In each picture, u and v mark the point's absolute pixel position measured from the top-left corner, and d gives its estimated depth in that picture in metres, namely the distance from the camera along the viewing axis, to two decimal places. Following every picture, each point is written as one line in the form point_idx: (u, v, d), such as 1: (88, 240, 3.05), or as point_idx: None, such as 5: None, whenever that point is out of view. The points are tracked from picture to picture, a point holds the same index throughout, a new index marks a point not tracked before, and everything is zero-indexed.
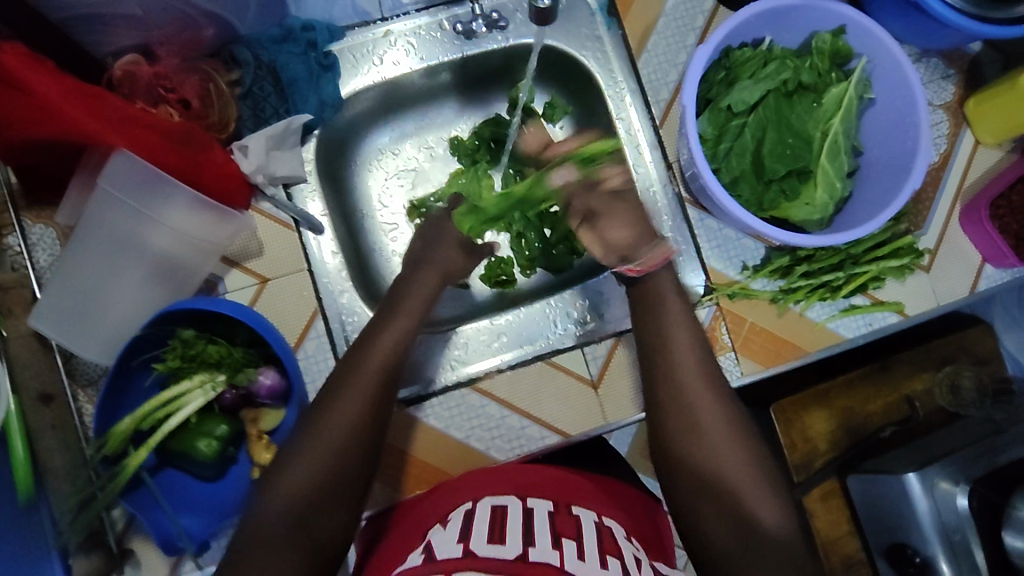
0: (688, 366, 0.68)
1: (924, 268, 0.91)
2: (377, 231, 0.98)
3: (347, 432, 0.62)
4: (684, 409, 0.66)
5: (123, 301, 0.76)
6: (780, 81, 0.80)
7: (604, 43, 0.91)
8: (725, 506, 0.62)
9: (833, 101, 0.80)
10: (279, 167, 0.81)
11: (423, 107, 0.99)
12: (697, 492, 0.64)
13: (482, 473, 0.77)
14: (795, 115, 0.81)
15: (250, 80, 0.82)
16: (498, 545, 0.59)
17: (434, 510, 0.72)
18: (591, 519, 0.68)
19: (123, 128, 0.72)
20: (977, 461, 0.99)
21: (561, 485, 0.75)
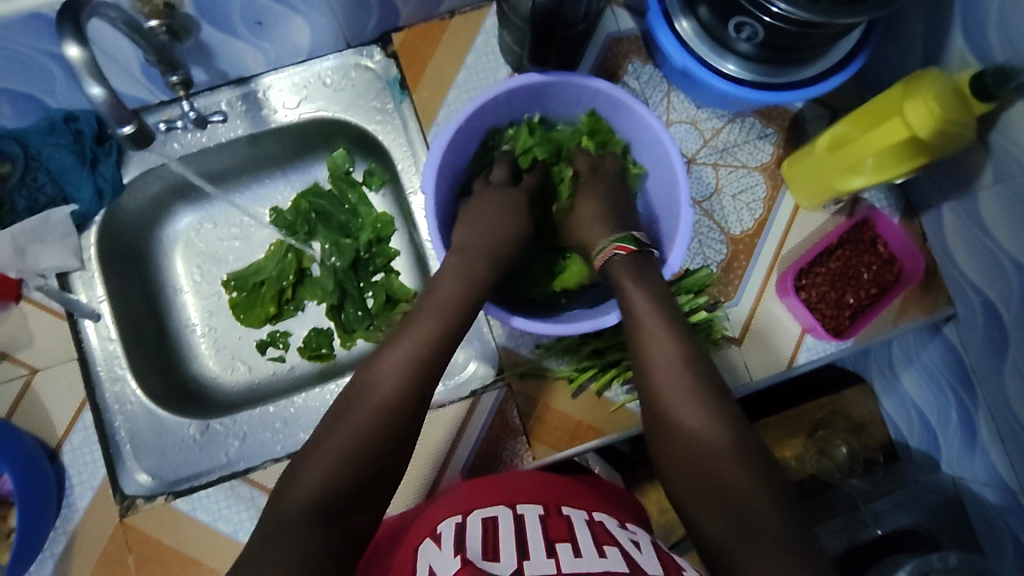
0: (675, 355, 0.62)
1: (734, 342, 0.86)
2: (189, 309, 0.97)
3: (376, 415, 0.57)
4: (674, 409, 0.59)
5: None
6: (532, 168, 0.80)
7: (395, 114, 0.91)
8: (730, 510, 0.53)
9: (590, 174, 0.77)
10: (43, 258, 0.82)
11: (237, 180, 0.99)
12: (702, 500, 0.54)
13: (484, 487, 0.74)
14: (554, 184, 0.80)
15: (21, 171, 0.83)
16: (491, 561, 0.57)
17: (423, 529, 0.67)
18: (581, 519, 0.67)
19: None
20: (839, 536, 0.99)
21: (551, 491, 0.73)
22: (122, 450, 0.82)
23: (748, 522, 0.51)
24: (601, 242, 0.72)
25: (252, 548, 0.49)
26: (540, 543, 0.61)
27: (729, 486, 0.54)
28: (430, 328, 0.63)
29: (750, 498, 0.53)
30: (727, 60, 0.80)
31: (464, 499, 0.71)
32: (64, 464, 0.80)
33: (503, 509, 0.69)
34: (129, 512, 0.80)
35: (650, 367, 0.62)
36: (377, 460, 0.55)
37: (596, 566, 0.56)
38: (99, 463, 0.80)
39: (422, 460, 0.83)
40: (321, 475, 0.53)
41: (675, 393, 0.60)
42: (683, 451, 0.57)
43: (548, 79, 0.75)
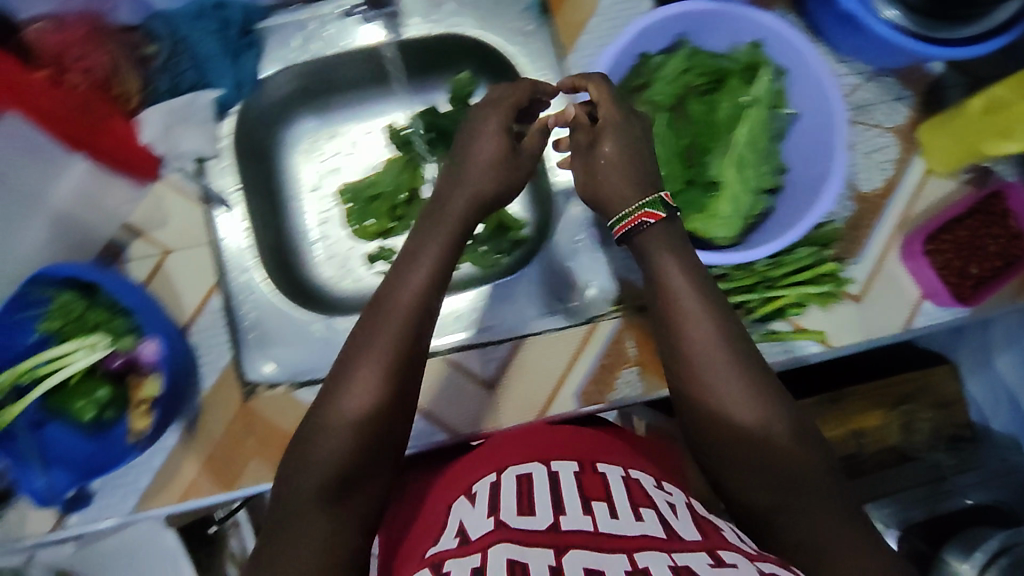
0: (706, 336, 0.62)
1: (854, 298, 0.86)
2: (304, 215, 0.98)
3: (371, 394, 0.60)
4: (701, 385, 0.61)
5: (21, 261, 0.77)
6: (680, 94, 0.77)
7: (530, 38, 0.89)
8: (767, 476, 0.58)
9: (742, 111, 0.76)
10: (186, 142, 0.83)
11: (390, 86, 0.99)
12: (739, 471, 0.59)
13: (506, 445, 0.76)
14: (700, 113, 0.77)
15: (167, 53, 0.83)
16: (529, 516, 0.57)
17: (459, 485, 0.71)
18: (617, 476, 0.68)
19: (15, 91, 0.71)
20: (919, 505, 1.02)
21: (584, 448, 0.75)
22: (245, 337, 0.83)
23: (784, 486, 0.57)
24: (628, 205, 0.66)
25: (275, 525, 0.55)
26: (575, 497, 0.61)
27: (766, 453, 0.58)
28: (411, 295, 0.64)
29: (785, 462, 0.58)
30: (890, 6, 0.78)
31: (494, 459, 0.74)
32: (193, 343, 0.82)
33: (539, 466, 0.69)
34: (250, 397, 0.82)
35: (677, 357, 0.64)
36: (376, 428, 0.60)
37: (634, 528, 0.55)
38: (226, 346, 0.82)
39: (538, 379, 0.85)
40: (332, 452, 0.58)
41: (693, 378, 0.62)
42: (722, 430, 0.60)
43: (714, 6, 0.74)
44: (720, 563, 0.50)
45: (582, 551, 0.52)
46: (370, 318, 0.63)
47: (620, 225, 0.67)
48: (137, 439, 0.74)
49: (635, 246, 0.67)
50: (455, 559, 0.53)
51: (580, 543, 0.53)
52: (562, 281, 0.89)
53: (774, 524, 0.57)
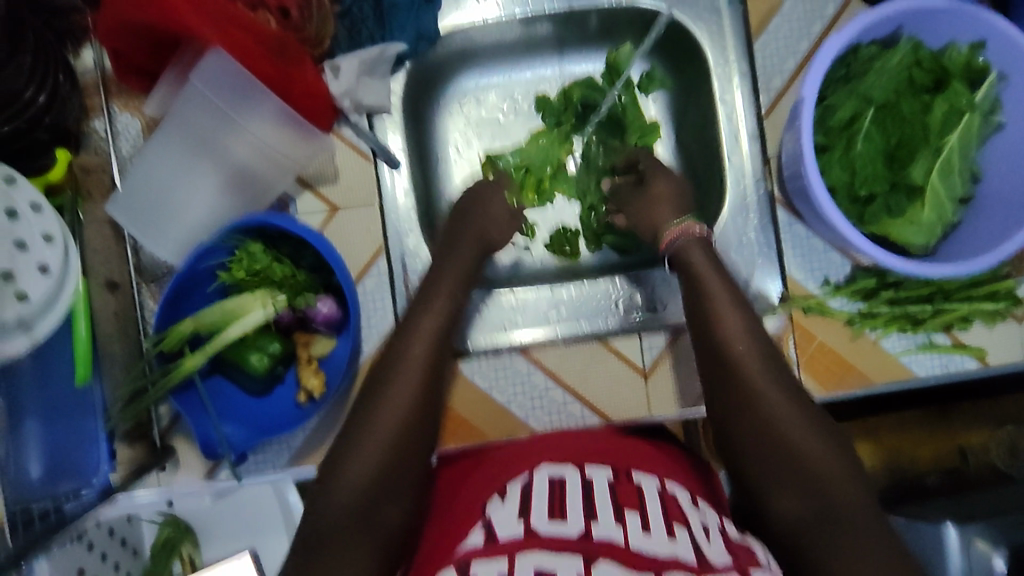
0: (752, 357, 0.64)
1: (1017, 318, 0.85)
2: (449, 179, 0.95)
3: (408, 406, 0.60)
4: (751, 403, 0.61)
5: (197, 209, 0.75)
6: (895, 90, 0.75)
7: (722, 17, 0.86)
8: (807, 497, 0.57)
9: (955, 116, 0.72)
10: (367, 94, 0.78)
11: (547, 52, 0.95)
12: (778, 489, 0.58)
13: (536, 444, 0.72)
14: (908, 111, 0.74)
15: (350, 1, 0.80)
16: (558, 521, 0.53)
17: (484, 485, 0.65)
18: (654, 490, 0.62)
19: (219, 25, 0.69)
20: None
21: (617, 453, 0.70)
22: (407, 304, 0.81)
23: (825, 510, 0.56)
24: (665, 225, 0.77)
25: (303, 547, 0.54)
26: (608, 506, 0.56)
27: (811, 474, 0.58)
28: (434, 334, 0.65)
29: (828, 485, 0.57)
30: None
31: (518, 458, 0.68)
32: None
33: (572, 470, 0.63)
34: None
35: (724, 377, 0.64)
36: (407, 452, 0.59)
37: (665, 548, 0.51)
38: (388, 310, 0.81)
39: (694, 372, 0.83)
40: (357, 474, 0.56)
41: (742, 401, 0.62)
42: (765, 446, 0.60)
43: (948, 3, 0.71)
44: None
45: (610, 566, 0.49)
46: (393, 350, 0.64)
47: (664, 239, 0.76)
48: (308, 401, 0.74)
49: (694, 279, 0.71)
50: (480, 564, 0.49)
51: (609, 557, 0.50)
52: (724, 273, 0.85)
53: (805, 550, 0.56)
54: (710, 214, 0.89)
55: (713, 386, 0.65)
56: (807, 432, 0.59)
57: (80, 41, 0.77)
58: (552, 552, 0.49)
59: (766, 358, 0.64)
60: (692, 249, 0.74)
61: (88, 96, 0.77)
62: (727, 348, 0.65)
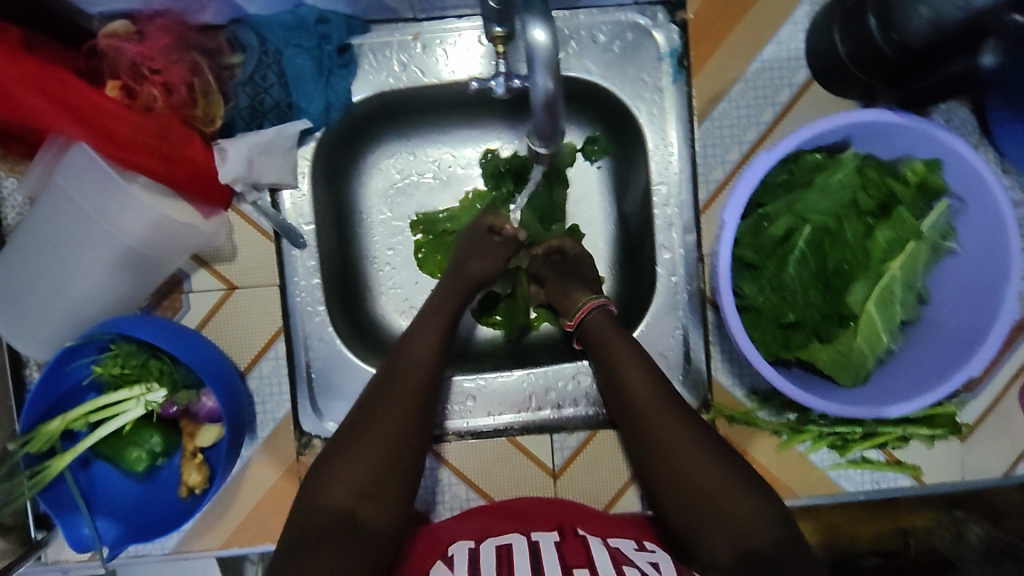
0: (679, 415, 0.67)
1: (959, 437, 0.80)
2: (373, 243, 0.89)
3: (396, 425, 0.64)
4: (673, 460, 0.64)
5: (74, 295, 0.69)
6: (836, 213, 0.67)
7: (664, 96, 0.78)
8: (738, 544, 0.60)
9: (889, 240, 0.66)
10: (265, 175, 0.73)
11: (481, 114, 0.88)
12: (706, 531, 0.61)
13: (465, 519, 0.73)
14: (850, 231, 0.67)
15: (252, 66, 0.72)
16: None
17: (436, 542, 0.68)
18: (598, 544, 0.65)
19: (81, 116, 0.62)
20: None
21: (557, 511, 0.72)
22: (308, 385, 0.79)
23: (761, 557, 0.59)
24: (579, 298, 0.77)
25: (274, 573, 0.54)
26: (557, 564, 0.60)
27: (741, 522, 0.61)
28: (429, 359, 0.69)
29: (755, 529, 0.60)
30: None
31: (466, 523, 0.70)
32: (251, 390, 0.77)
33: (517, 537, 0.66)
34: (304, 451, 0.78)
35: (651, 431, 0.66)
36: (394, 473, 0.62)
37: None
38: (286, 395, 0.78)
39: (605, 474, 0.79)
40: (342, 491, 0.60)
41: (654, 451, 0.66)
42: (695, 495, 0.63)
43: (903, 120, 0.62)
44: None
45: None
46: (386, 374, 0.68)
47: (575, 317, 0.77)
48: (189, 496, 0.71)
49: (603, 357, 0.72)
50: None
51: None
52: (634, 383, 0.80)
53: None
54: (642, 299, 0.83)
55: (642, 446, 0.67)
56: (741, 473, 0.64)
57: None
58: None
59: (690, 417, 0.67)
60: (601, 326, 0.74)
61: None
62: (647, 411, 0.67)
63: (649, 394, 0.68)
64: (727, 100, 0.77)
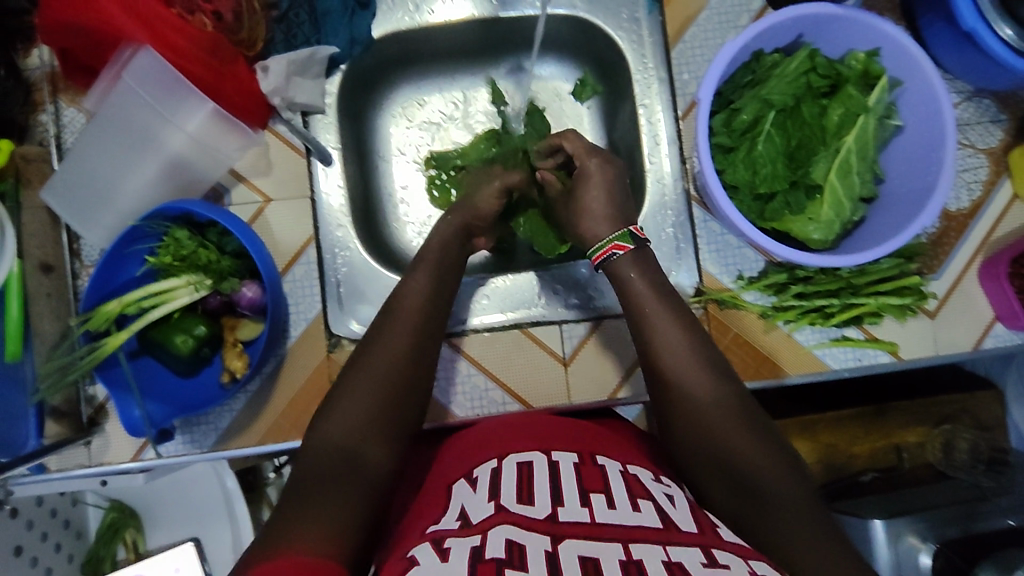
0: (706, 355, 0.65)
1: (928, 313, 0.88)
2: (390, 177, 0.98)
3: (393, 357, 0.62)
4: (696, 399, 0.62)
5: (130, 194, 0.78)
6: (794, 94, 0.77)
7: (641, 26, 0.90)
8: (752, 492, 0.56)
9: (843, 118, 0.77)
10: (298, 93, 0.83)
11: (484, 62, 1.00)
12: (715, 476, 0.59)
13: (489, 431, 0.71)
14: (809, 113, 0.78)
15: (287, 6, 0.84)
16: (528, 505, 0.53)
17: (458, 465, 0.67)
18: (616, 470, 0.62)
19: (151, 25, 0.74)
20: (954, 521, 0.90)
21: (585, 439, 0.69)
22: (337, 293, 0.85)
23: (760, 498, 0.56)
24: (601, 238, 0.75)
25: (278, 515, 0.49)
26: (573, 487, 0.57)
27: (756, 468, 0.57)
28: (411, 314, 0.66)
29: (766, 469, 0.57)
30: (1007, 24, 0.75)
31: (488, 443, 0.69)
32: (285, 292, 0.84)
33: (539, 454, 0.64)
34: (334, 349, 0.84)
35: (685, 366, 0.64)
36: (386, 415, 0.58)
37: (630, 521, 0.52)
38: (317, 297, 0.85)
39: (611, 360, 0.86)
40: (340, 425, 0.57)
41: (678, 399, 0.63)
42: (719, 441, 0.59)
43: (841, 10, 0.75)
44: (713, 563, 0.48)
45: (576, 544, 0.49)
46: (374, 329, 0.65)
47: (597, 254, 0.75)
48: (231, 382, 0.77)
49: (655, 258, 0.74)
50: (455, 536, 0.50)
51: (577, 535, 0.49)
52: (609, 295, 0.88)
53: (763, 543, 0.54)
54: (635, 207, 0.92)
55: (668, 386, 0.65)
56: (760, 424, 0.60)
57: (29, 42, 0.81)
58: (522, 524, 0.50)
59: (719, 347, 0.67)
60: (622, 268, 0.72)
61: (36, 91, 0.82)
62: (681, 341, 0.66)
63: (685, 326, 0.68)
64: (697, 26, 0.90)
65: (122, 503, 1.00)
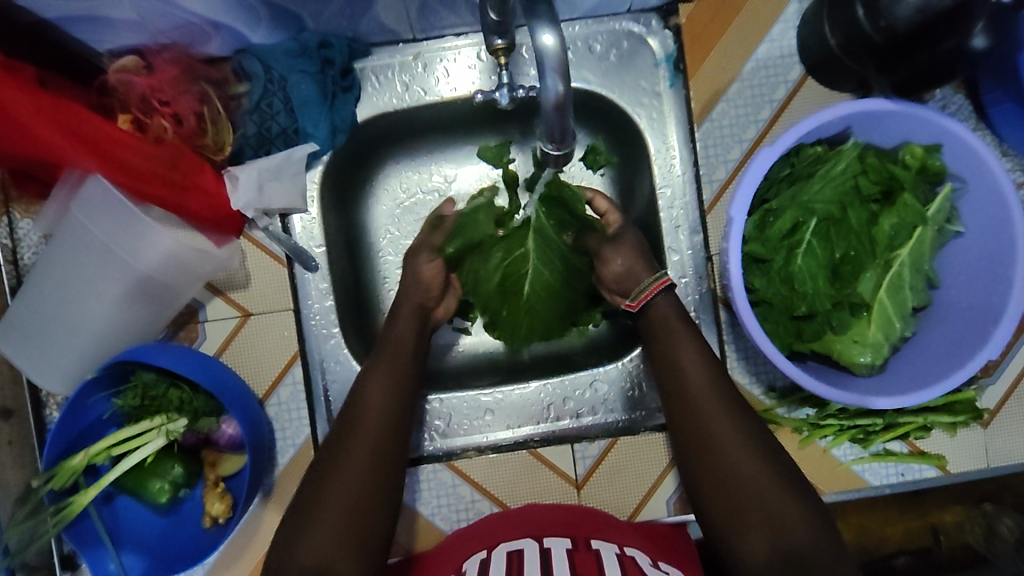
0: (718, 409, 0.66)
1: (981, 423, 0.79)
2: (381, 267, 0.88)
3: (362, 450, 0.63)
4: (716, 451, 0.64)
5: (96, 329, 0.70)
6: (840, 202, 0.68)
7: (662, 101, 0.78)
8: (771, 541, 0.58)
9: (894, 228, 0.67)
10: (275, 199, 0.74)
11: (482, 131, 0.87)
12: (745, 528, 0.60)
13: (479, 528, 0.72)
14: (857, 220, 0.68)
15: (258, 94, 0.74)
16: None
17: (448, 562, 0.68)
18: (612, 553, 0.64)
19: (95, 146, 0.65)
20: None
21: (580, 522, 0.71)
22: (327, 412, 0.77)
23: (795, 556, 0.57)
24: (645, 277, 0.73)
25: None
26: None
27: (774, 517, 0.59)
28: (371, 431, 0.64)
29: (797, 527, 0.58)
30: None
31: (476, 537, 0.70)
32: (271, 416, 0.77)
33: (530, 543, 0.66)
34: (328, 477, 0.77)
35: (699, 414, 0.66)
36: (351, 522, 0.59)
37: None
38: (305, 420, 0.77)
39: (628, 481, 0.79)
40: (320, 522, 0.58)
41: (704, 458, 0.65)
42: (738, 489, 0.62)
43: (896, 107, 0.64)
44: None
45: None
46: (331, 441, 0.64)
47: (639, 297, 0.72)
48: (214, 525, 0.70)
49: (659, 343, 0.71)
50: None
51: None
52: (636, 401, 0.79)
53: None
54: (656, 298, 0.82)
55: (683, 447, 0.67)
56: (779, 473, 0.62)
57: None
58: None
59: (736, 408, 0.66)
60: (663, 312, 0.72)
61: None
62: (693, 393, 0.67)
63: (694, 374, 0.68)
64: (728, 99, 0.79)
65: None
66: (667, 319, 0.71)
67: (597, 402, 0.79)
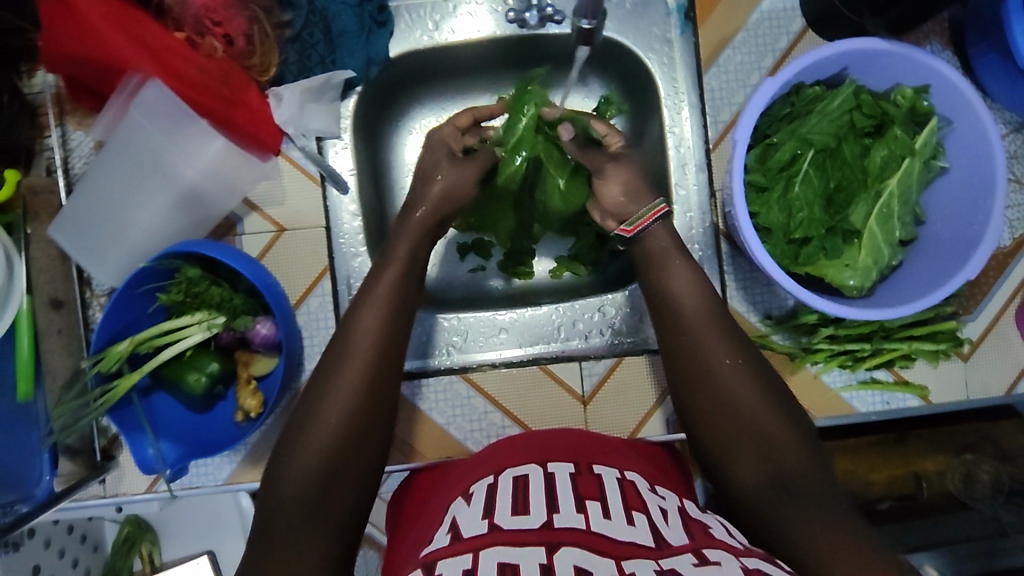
0: (719, 342, 0.65)
1: (961, 356, 0.85)
2: (404, 199, 0.93)
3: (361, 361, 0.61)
4: (714, 383, 0.63)
5: (142, 229, 0.76)
6: (836, 134, 0.73)
7: (673, 47, 0.85)
8: (766, 470, 0.59)
9: (883, 160, 0.73)
10: (313, 120, 0.80)
11: (503, 75, 0.93)
12: (740, 458, 0.61)
13: (481, 453, 0.72)
14: (850, 152, 0.74)
15: (301, 24, 0.80)
16: (522, 515, 0.55)
17: (455, 485, 0.68)
18: (613, 477, 0.63)
19: (156, 55, 0.73)
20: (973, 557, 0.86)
21: (583, 448, 0.70)
22: None
23: (786, 483, 0.58)
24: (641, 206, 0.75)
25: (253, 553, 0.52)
26: (568, 495, 0.58)
27: (771, 448, 0.60)
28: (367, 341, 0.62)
29: (788, 455, 0.59)
30: None
31: (477, 463, 0.70)
32: (299, 324, 0.82)
33: (534, 467, 0.65)
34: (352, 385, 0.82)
35: (697, 345, 0.65)
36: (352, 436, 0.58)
37: (624, 533, 0.53)
38: (331, 329, 0.82)
39: (631, 400, 0.84)
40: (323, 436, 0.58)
41: (705, 393, 0.64)
42: (734, 421, 0.62)
43: (890, 46, 0.70)
44: (704, 563, 0.49)
45: (575, 551, 0.50)
46: (330, 358, 0.61)
47: (636, 222, 0.73)
48: (246, 419, 0.75)
49: (659, 272, 0.71)
50: (445, 558, 0.51)
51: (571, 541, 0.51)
52: (636, 324, 0.86)
53: (770, 524, 0.57)
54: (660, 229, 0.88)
55: (684, 379, 0.66)
56: (781, 405, 0.62)
57: (34, 63, 0.78)
58: (515, 543, 0.51)
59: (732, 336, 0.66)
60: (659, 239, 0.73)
61: (41, 115, 0.78)
62: (690, 326, 0.67)
63: (696, 312, 0.67)
64: (736, 47, 0.85)
65: (139, 518, 1.00)
66: (665, 251, 0.72)
67: (604, 322, 0.86)
